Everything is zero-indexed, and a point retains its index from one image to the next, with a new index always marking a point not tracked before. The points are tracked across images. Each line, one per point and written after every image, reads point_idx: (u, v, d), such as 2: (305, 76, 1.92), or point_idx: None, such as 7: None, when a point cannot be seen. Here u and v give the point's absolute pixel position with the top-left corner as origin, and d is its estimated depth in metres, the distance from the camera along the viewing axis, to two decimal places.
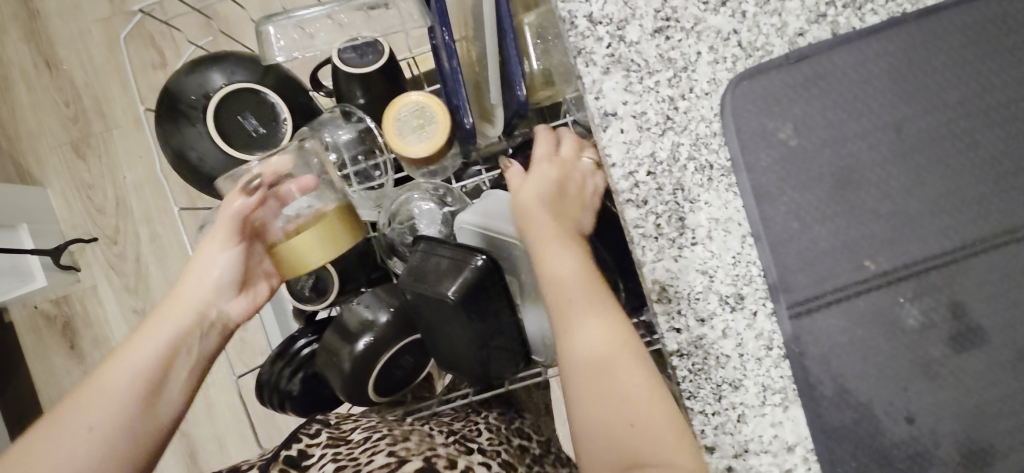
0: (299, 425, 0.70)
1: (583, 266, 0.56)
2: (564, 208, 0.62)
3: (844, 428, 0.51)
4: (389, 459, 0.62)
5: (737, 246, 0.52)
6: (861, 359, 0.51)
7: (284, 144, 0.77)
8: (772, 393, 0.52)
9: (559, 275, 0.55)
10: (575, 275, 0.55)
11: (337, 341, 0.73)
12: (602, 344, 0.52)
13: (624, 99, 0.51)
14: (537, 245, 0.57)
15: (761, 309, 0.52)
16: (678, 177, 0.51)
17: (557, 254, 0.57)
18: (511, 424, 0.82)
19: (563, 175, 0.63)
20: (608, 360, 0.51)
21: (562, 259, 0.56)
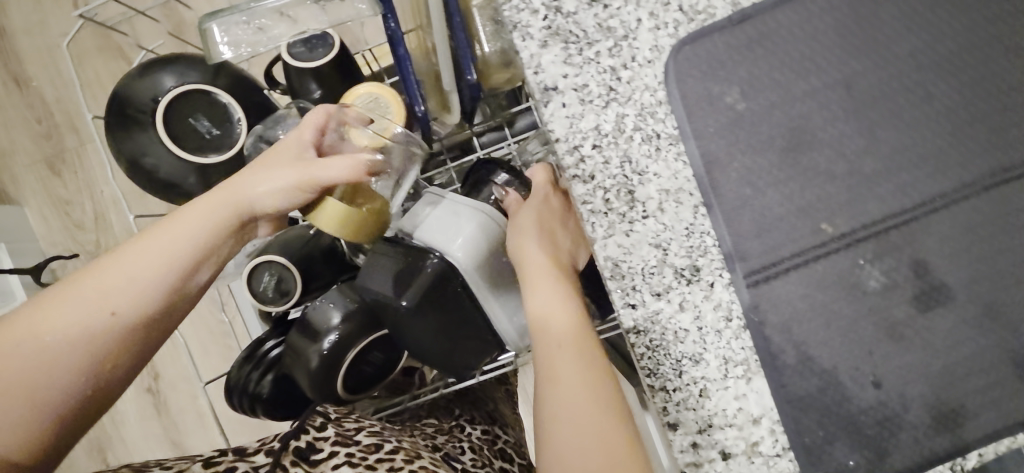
0: (306, 414, 0.64)
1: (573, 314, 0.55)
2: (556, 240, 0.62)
3: (809, 396, 0.50)
4: None
5: (690, 217, 0.50)
6: (823, 325, 0.50)
7: (238, 144, 0.76)
8: (734, 366, 0.50)
9: (548, 331, 0.54)
10: (560, 330, 0.54)
11: (302, 340, 0.72)
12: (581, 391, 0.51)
13: (564, 72, 0.49)
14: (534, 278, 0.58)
15: (718, 280, 0.50)
16: (625, 149, 0.50)
17: (549, 306, 0.55)
18: (494, 444, 0.83)
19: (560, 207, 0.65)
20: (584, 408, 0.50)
21: (548, 310, 0.55)
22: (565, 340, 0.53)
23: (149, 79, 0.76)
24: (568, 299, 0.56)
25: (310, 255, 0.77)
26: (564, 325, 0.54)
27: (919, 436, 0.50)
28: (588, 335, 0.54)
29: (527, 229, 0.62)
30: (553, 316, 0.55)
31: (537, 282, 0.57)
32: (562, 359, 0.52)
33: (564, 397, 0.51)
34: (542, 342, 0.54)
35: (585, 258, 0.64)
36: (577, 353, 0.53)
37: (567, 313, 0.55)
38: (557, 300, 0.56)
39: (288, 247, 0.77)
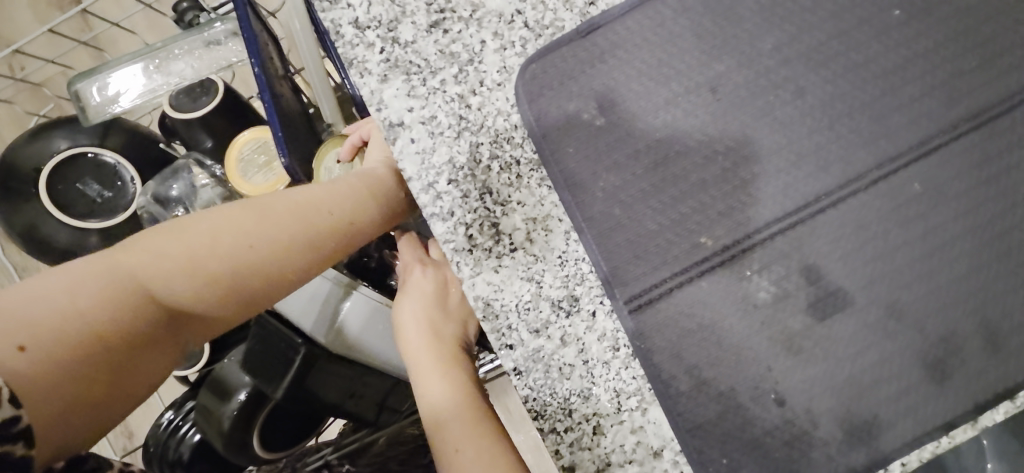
0: None
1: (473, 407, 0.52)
2: (443, 333, 0.56)
3: (708, 423, 0.47)
4: None
5: (562, 244, 0.47)
6: (715, 345, 0.47)
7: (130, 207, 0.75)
8: (626, 397, 0.47)
9: (449, 438, 0.50)
10: (460, 433, 0.50)
11: (211, 401, 0.69)
12: None
13: (408, 105, 0.46)
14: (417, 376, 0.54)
15: (600, 308, 0.47)
16: (483, 180, 0.47)
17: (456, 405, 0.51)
18: None
19: (440, 282, 0.60)
20: None
21: (446, 417, 0.51)
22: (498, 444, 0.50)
23: (45, 141, 0.74)
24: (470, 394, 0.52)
25: None
26: (463, 426, 0.50)
27: (833, 454, 0.46)
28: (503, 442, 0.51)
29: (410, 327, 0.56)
30: (449, 420, 0.51)
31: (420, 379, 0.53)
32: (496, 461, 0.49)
33: None
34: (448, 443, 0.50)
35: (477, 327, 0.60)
36: (485, 454, 0.49)
37: (467, 415, 0.51)
38: (451, 397, 0.52)
39: None
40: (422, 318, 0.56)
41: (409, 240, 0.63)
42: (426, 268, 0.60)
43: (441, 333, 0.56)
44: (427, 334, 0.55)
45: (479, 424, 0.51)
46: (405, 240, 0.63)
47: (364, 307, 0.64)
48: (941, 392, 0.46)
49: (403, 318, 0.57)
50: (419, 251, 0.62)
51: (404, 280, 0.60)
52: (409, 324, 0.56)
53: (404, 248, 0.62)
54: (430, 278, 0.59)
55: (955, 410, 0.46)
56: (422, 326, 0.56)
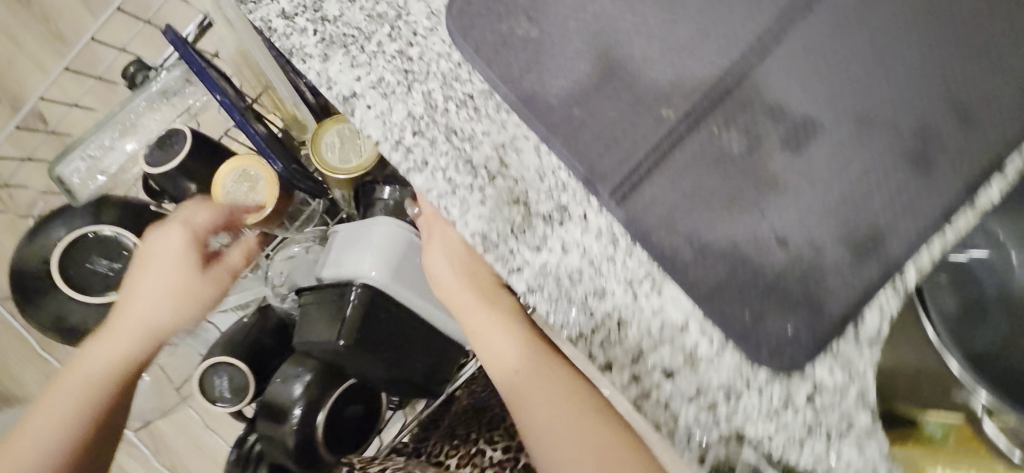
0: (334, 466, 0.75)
1: (519, 344, 0.56)
2: (487, 292, 0.60)
3: (722, 282, 0.48)
4: None
5: (536, 160, 0.49)
6: (705, 206, 0.48)
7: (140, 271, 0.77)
8: (639, 284, 0.49)
9: (525, 392, 0.54)
10: (544, 392, 0.54)
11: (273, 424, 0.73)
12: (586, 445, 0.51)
13: (355, 75, 0.49)
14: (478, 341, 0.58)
15: (589, 209, 0.49)
16: (445, 122, 0.49)
17: (518, 360, 0.56)
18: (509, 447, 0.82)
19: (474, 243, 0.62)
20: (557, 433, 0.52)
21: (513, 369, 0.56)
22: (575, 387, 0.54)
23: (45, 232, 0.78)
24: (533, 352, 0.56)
25: (258, 340, 0.79)
26: (549, 390, 0.54)
27: (847, 273, 0.47)
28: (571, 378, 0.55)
29: (456, 297, 0.59)
30: (522, 377, 0.55)
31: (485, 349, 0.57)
32: (544, 409, 0.53)
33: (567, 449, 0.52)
34: (513, 399, 0.55)
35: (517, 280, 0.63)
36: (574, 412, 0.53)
37: (540, 377, 0.55)
38: (518, 359, 0.56)
39: (231, 344, 0.78)
40: (468, 289, 0.59)
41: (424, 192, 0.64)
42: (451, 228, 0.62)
43: (486, 293, 0.59)
44: (480, 302, 0.58)
45: (558, 379, 0.55)
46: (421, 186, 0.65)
47: (401, 240, 0.66)
48: (932, 182, 0.47)
49: (448, 284, 0.60)
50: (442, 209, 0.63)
51: (432, 236, 0.61)
52: (458, 300, 0.59)
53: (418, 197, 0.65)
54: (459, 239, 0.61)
55: (948, 195, 0.47)
56: (473, 296, 0.59)
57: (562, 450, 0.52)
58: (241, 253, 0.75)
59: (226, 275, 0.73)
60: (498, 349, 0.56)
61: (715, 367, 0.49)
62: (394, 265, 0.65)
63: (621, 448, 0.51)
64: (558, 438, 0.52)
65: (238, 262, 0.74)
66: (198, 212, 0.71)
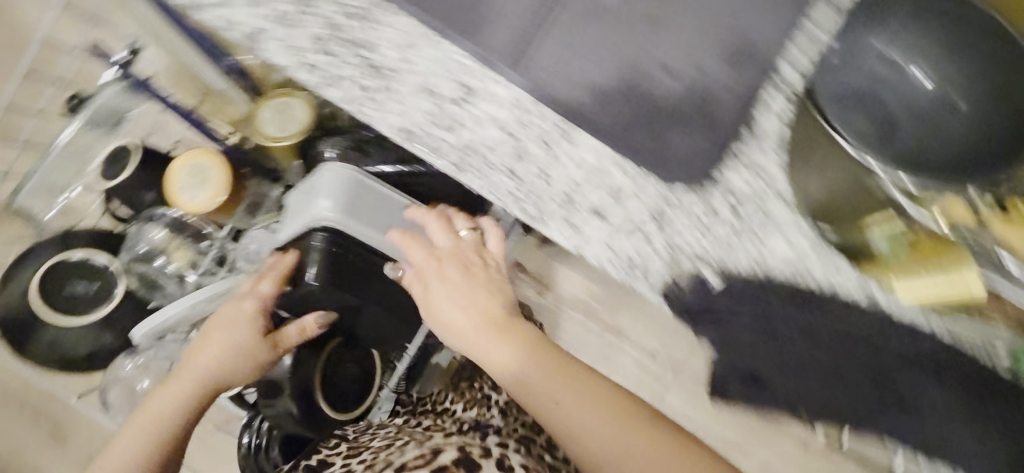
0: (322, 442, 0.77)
1: (515, 352, 0.64)
2: (473, 296, 0.67)
3: (621, 118, 0.52)
4: (421, 451, 0.66)
5: (433, 50, 0.53)
6: (593, 53, 0.52)
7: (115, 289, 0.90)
8: (552, 139, 0.53)
9: (537, 393, 0.62)
10: (552, 384, 0.62)
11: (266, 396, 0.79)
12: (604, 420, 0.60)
13: (255, 12, 0.54)
14: (480, 355, 0.66)
15: (491, 83, 0.53)
16: (344, 36, 0.53)
17: (534, 368, 0.63)
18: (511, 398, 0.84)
19: (461, 261, 0.69)
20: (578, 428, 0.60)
21: (517, 375, 0.63)
22: (582, 378, 0.63)
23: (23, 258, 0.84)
24: (530, 355, 0.64)
25: None
26: (557, 382, 0.62)
27: (729, 84, 0.52)
28: (573, 367, 0.64)
29: (454, 324, 0.66)
30: (534, 381, 0.63)
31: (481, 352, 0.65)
32: (565, 402, 0.61)
33: (590, 434, 0.60)
34: (532, 400, 0.63)
35: (512, 293, 0.70)
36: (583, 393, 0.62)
37: (551, 377, 0.63)
38: (525, 366, 0.63)
39: None
40: (458, 304, 0.66)
41: (409, 240, 0.70)
42: (438, 259, 0.69)
43: (484, 310, 0.66)
44: (482, 327, 0.65)
45: (568, 377, 0.63)
46: (410, 238, 0.70)
47: (352, 182, 0.72)
48: None
49: (443, 313, 0.67)
50: (427, 243, 0.70)
51: (424, 277, 0.68)
52: (470, 337, 0.65)
53: (408, 247, 0.70)
54: (447, 267, 0.68)
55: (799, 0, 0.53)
56: (477, 317, 0.66)
57: (589, 434, 0.60)
58: (298, 329, 0.73)
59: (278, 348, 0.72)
60: (498, 356, 0.64)
61: (637, 195, 0.53)
62: (348, 203, 0.71)
63: (635, 427, 0.60)
64: (583, 426, 0.60)
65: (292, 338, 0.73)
66: (265, 280, 0.72)
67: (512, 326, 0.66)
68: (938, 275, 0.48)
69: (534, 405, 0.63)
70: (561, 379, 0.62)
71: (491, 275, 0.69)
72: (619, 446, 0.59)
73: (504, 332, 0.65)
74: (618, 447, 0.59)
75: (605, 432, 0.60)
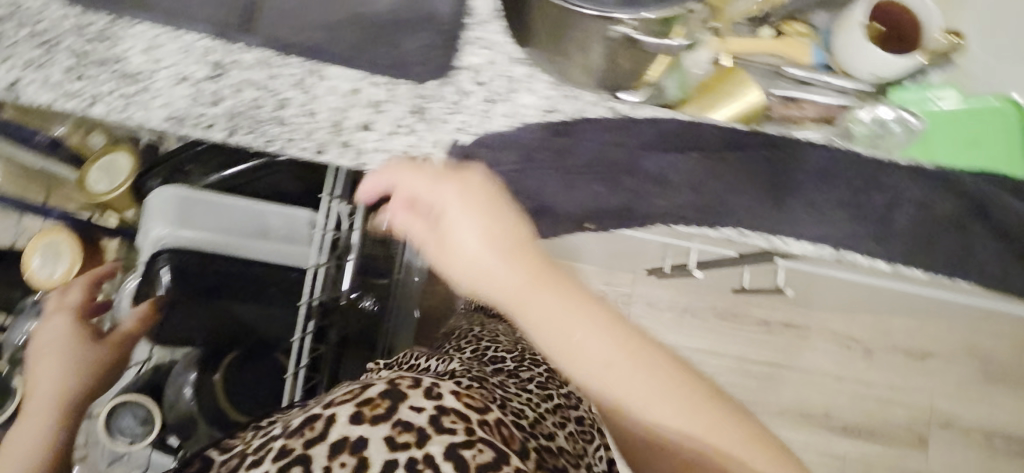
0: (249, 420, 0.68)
1: (605, 334, 0.52)
2: (542, 276, 0.53)
3: (358, 42, 0.60)
4: (343, 397, 0.48)
5: (180, 42, 0.59)
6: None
7: None
8: (306, 80, 0.60)
9: (599, 371, 0.52)
10: (629, 367, 0.52)
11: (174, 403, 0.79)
12: (695, 423, 0.52)
13: (9, 64, 0.59)
14: (509, 305, 0.53)
15: (239, 52, 0.59)
16: (97, 57, 0.59)
17: (585, 312, 0.52)
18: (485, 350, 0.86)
19: (466, 195, 0.54)
20: (633, 396, 0.52)
21: (593, 355, 0.52)
22: (659, 361, 0.53)
23: None
24: (600, 324, 0.52)
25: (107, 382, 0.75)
26: (628, 359, 0.52)
27: None
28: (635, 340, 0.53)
29: (498, 288, 0.53)
30: (613, 360, 0.52)
31: (551, 334, 0.52)
32: (619, 367, 0.52)
33: (672, 427, 0.52)
34: (568, 359, 0.52)
35: (528, 231, 0.55)
36: (699, 413, 0.52)
37: (621, 347, 0.52)
38: (596, 343, 0.52)
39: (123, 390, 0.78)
40: (509, 296, 0.53)
41: (404, 166, 0.55)
42: (414, 212, 0.56)
43: (529, 263, 0.53)
44: (522, 271, 0.53)
45: (638, 355, 0.52)
46: (400, 165, 0.55)
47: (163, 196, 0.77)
48: None
49: (465, 252, 0.54)
50: (417, 180, 0.55)
51: (430, 227, 0.56)
52: (513, 294, 0.53)
53: (388, 174, 0.55)
54: (456, 199, 0.54)
55: None
56: (531, 267, 0.53)
57: (640, 395, 0.52)
58: (134, 320, 0.77)
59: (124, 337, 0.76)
60: (542, 303, 0.52)
61: (394, 101, 0.60)
62: (163, 216, 0.78)
63: (682, 382, 0.52)
64: (641, 390, 0.51)
65: (136, 325, 0.77)
66: (68, 292, 0.78)
67: (573, 282, 0.54)
68: (730, 102, 0.62)
69: (579, 372, 0.52)
70: (611, 335, 0.52)
71: (522, 239, 0.54)
72: (659, 408, 0.52)
73: (566, 287, 0.53)
74: (642, 400, 0.52)
75: (653, 402, 0.52)
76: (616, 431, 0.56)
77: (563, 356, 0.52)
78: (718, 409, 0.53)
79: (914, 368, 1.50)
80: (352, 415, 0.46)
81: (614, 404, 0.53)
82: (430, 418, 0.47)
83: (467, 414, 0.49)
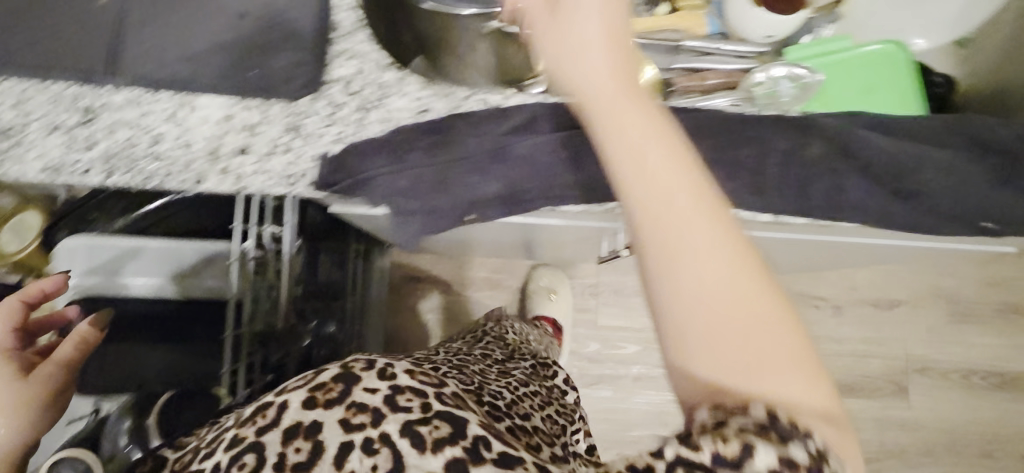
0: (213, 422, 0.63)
1: (684, 188, 0.37)
2: (640, 107, 0.40)
3: (226, 67, 0.61)
4: (297, 383, 0.46)
5: (46, 94, 0.59)
6: (173, 31, 0.61)
7: None
8: (179, 112, 0.60)
9: (672, 226, 0.36)
10: (723, 258, 0.35)
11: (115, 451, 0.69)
12: (781, 373, 0.34)
13: None
14: (602, 129, 0.39)
15: (108, 96, 0.60)
16: None
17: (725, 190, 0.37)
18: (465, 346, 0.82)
19: None
20: (697, 286, 0.35)
21: (671, 197, 0.36)
22: (757, 270, 0.36)
23: None
24: (682, 180, 0.37)
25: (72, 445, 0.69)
26: (720, 236, 0.36)
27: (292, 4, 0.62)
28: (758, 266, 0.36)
29: (599, 93, 0.41)
30: (687, 213, 0.36)
31: (628, 144, 0.38)
32: (718, 251, 0.35)
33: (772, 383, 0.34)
34: (664, 229, 0.36)
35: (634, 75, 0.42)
36: (784, 351, 0.35)
37: (713, 216, 0.36)
38: (676, 195, 0.36)
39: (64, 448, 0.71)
40: (610, 113, 0.40)
41: None
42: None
43: (640, 99, 0.40)
44: (614, 84, 0.41)
45: (743, 252, 0.36)
46: None
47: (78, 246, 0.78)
48: None
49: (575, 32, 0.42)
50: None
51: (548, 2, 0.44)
52: (608, 100, 0.40)
53: None
54: None
55: None
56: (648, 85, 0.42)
57: (714, 292, 0.35)
58: (73, 344, 0.55)
59: (51, 366, 0.53)
60: (646, 151, 0.38)
61: (267, 122, 0.61)
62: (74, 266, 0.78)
63: (772, 304, 0.35)
64: (720, 294, 0.35)
65: (72, 355, 0.55)
66: None
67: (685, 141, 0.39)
68: None
69: (636, 207, 0.37)
70: (743, 267, 0.35)
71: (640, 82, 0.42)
72: (750, 332, 0.35)
73: (668, 133, 0.39)
74: (719, 304, 0.35)
75: (727, 310, 0.35)
76: (661, 317, 0.36)
77: (626, 180, 0.37)
78: (811, 368, 0.35)
79: (883, 317, 1.49)
80: (306, 400, 0.44)
81: (671, 279, 0.36)
82: (386, 398, 0.45)
83: (424, 391, 0.46)
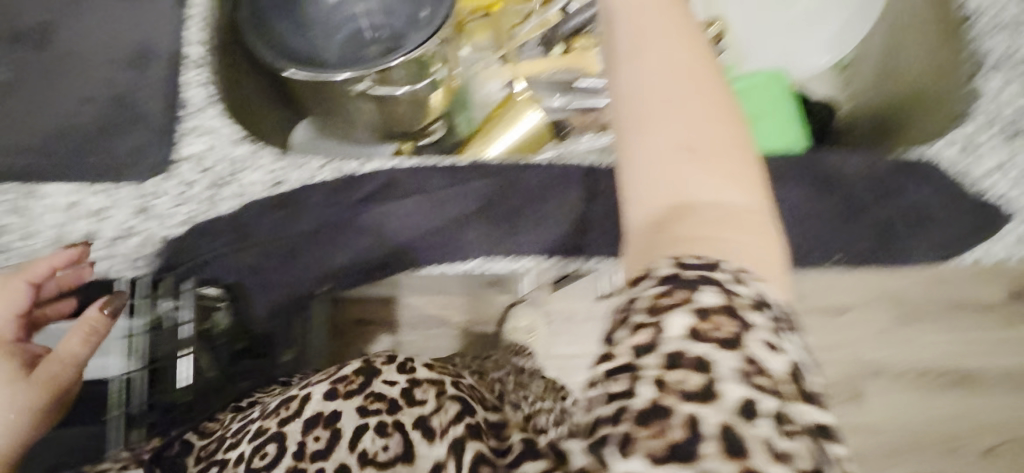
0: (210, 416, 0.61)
1: (678, 28, 0.35)
2: None
3: (70, 153, 0.60)
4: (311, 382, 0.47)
5: None
6: (16, 120, 0.61)
7: None
8: (21, 204, 0.59)
9: (654, 53, 0.34)
10: (693, 91, 0.33)
11: None
12: (732, 152, 0.33)
13: None
14: None
15: None
16: None
17: (677, 31, 0.35)
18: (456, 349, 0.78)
19: None
20: (667, 104, 0.33)
21: (661, 33, 0.35)
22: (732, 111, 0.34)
23: None
24: None
25: None
26: (701, 71, 0.34)
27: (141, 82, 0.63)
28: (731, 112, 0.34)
29: None
30: (673, 45, 0.34)
31: None
32: (696, 79, 0.34)
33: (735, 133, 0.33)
34: (644, 60, 0.34)
35: None
36: (730, 188, 0.32)
37: (699, 53, 0.34)
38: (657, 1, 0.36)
39: None
40: None
41: None
42: None
43: None
44: None
45: (717, 89, 0.34)
46: None
47: None
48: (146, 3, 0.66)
49: None
50: None
51: None
52: None
53: None
54: None
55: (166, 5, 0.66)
56: None
57: (685, 116, 0.33)
58: (79, 338, 0.46)
59: (57, 366, 0.45)
60: None
61: (114, 206, 0.60)
62: None
63: (736, 144, 0.33)
64: (686, 124, 0.33)
65: (79, 350, 0.46)
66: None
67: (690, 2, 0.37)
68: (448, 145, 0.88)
69: (621, 40, 0.35)
70: (710, 103, 0.34)
71: None
72: (703, 114, 0.33)
73: None
74: (684, 130, 0.33)
75: (694, 138, 0.33)
76: (623, 142, 0.34)
77: (620, 15, 0.36)
78: (745, 182, 0.33)
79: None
80: (328, 391, 0.45)
81: (644, 113, 0.33)
82: (403, 390, 0.45)
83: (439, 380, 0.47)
